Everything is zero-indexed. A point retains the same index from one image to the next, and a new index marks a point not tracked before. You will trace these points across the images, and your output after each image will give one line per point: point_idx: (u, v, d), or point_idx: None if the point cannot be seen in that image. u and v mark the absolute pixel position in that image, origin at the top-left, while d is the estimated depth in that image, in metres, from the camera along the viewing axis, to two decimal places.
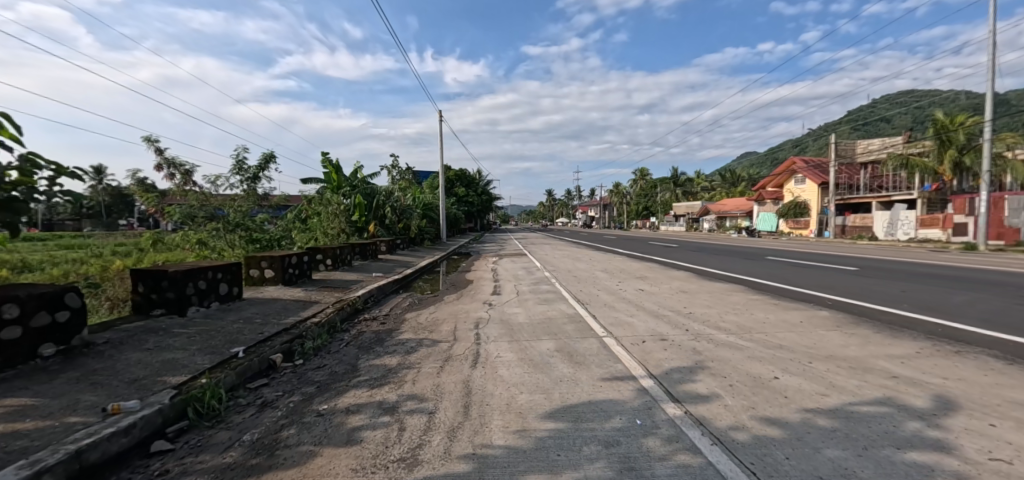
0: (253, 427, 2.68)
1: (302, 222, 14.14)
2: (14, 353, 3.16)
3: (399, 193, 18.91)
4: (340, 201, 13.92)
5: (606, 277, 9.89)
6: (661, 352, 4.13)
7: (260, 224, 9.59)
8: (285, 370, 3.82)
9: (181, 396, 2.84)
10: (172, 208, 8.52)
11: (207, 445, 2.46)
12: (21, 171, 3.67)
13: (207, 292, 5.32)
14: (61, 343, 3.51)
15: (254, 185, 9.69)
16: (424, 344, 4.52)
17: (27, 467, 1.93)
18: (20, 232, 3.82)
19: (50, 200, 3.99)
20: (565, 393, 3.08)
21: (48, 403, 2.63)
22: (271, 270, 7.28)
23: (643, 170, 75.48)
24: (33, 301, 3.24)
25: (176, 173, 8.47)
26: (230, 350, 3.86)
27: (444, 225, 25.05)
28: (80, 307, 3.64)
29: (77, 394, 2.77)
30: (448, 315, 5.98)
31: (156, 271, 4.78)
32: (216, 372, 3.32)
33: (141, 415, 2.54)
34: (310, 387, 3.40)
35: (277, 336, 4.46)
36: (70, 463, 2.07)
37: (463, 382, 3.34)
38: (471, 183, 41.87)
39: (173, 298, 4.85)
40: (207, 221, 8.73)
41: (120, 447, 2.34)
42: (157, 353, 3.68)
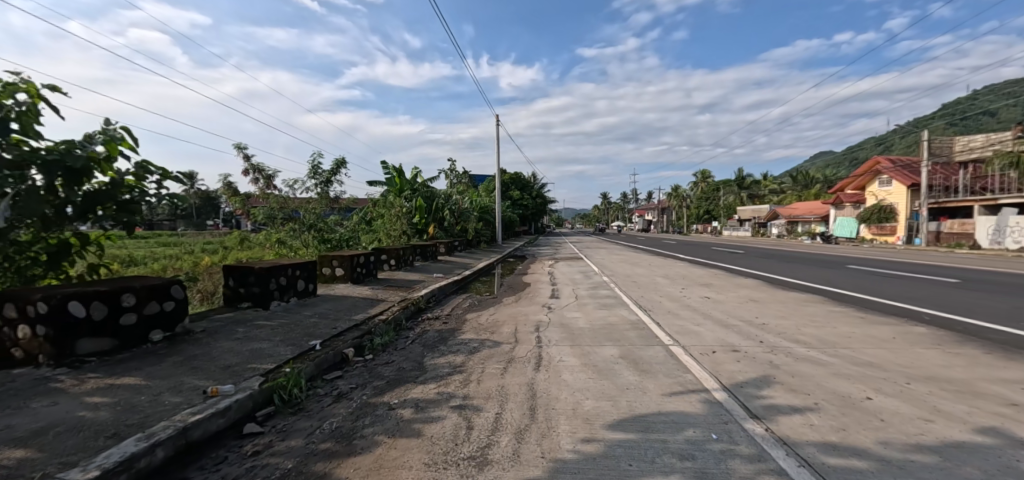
0: (331, 416, 2.84)
1: (367, 224, 14.88)
2: (129, 337, 3.57)
3: (457, 195, 19.29)
4: (402, 204, 14.49)
5: (667, 284, 9.54)
6: (733, 364, 3.91)
7: (330, 225, 10.23)
8: (357, 364, 4.01)
9: (268, 384, 3.06)
10: (255, 210, 9.16)
11: (292, 430, 2.64)
12: (134, 177, 4.16)
13: (287, 288, 5.72)
14: (167, 330, 3.91)
15: (326, 188, 10.33)
16: (486, 344, 4.59)
17: (144, 439, 2.17)
18: (133, 230, 4.33)
19: (156, 202, 4.48)
20: (633, 402, 2.99)
21: (158, 383, 2.94)
22: (341, 269, 7.71)
23: (704, 173, 72.24)
24: (143, 292, 3.64)
25: (260, 178, 9.17)
26: (308, 343, 4.13)
27: (499, 228, 25.35)
28: (183, 298, 4.04)
29: (182, 377, 3.07)
30: (507, 317, 6.02)
31: (244, 268, 5.22)
32: (297, 363, 3.56)
33: (235, 398, 2.77)
34: (380, 381, 3.54)
35: (349, 331, 4.71)
36: (178, 439, 2.30)
37: (527, 384, 3.35)
38: (526, 186, 42.01)
39: (258, 293, 5.28)
40: (285, 222, 9.41)
41: (218, 427, 2.56)
42: (245, 342, 4.00)
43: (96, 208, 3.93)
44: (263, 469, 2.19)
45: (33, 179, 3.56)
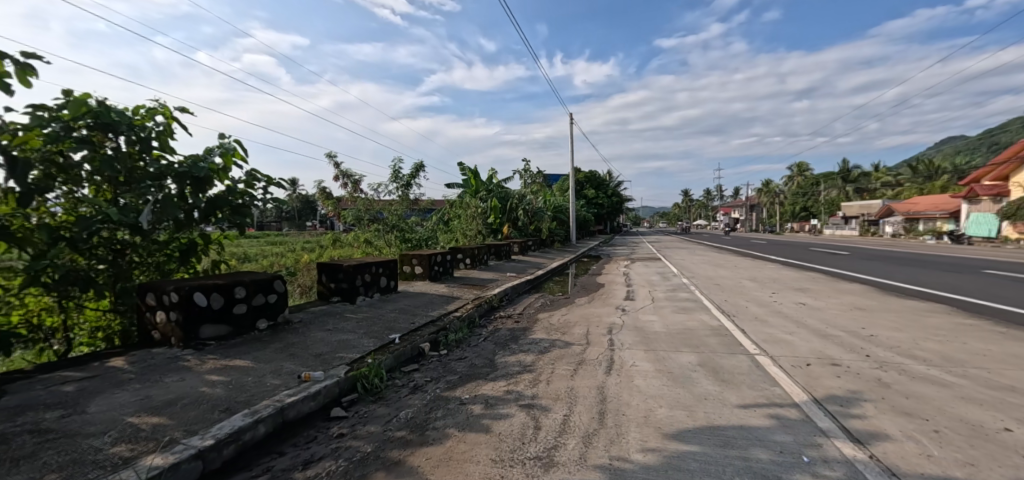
0: (407, 406, 3.00)
1: (445, 224, 15.52)
2: (240, 325, 4.06)
3: (531, 195, 19.40)
4: (477, 205, 14.93)
5: (755, 287, 8.83)
6: (832, 379, 3.51)
7: (410, 226, 10.82)
8: (432, 358, 4.20)
9: (353, 372, 3.32)
10: (345, 212, 9.97)
11: (372, 417, 2.83)
12: (246, 184, 4.72)
13: (371, 284, 6.15)
14: (271, 319, 4.38)
15: (407, 191, 10.94)
16: (557, 345, 4.57)
17: (249, 416, 2.46)
18: (245, 231, 4.91)
19: (264, 205, 5.05)
20: (711, 414, 2.80)
21: (262, 367, 3.30)
22: (420, 267, 8.12)
23: (801, 166, 65.74)
24: (251, 286, 4.12)
25: (349, 182, 9.96)
26: (389, 336, 4.40)
27: (573, 227, 25.18)
28: (284, 291, 4.50)
29: (281, 362, 3.42)
30: (579, 318, 5.95)
31: (335, 265, 5.70)
32: (379, 355, 3.81)
33: (324, 384, 3.03)
34: (453, 376, 3.68)
35: (426, 327, 4.94)
36: (276, 417, 2.57)
37: (597, 387, 3.28)
38: (601, 185, 41.22)
39: (346, 288, 5.74)
40: (371, 223, 10.12)
41: (309, 409, 2.82)
42: (335, 333, 4.37)
43: (215, 212, 4.53)
44: (345, 451, 2.37)
45: (169, 188, 4.19)
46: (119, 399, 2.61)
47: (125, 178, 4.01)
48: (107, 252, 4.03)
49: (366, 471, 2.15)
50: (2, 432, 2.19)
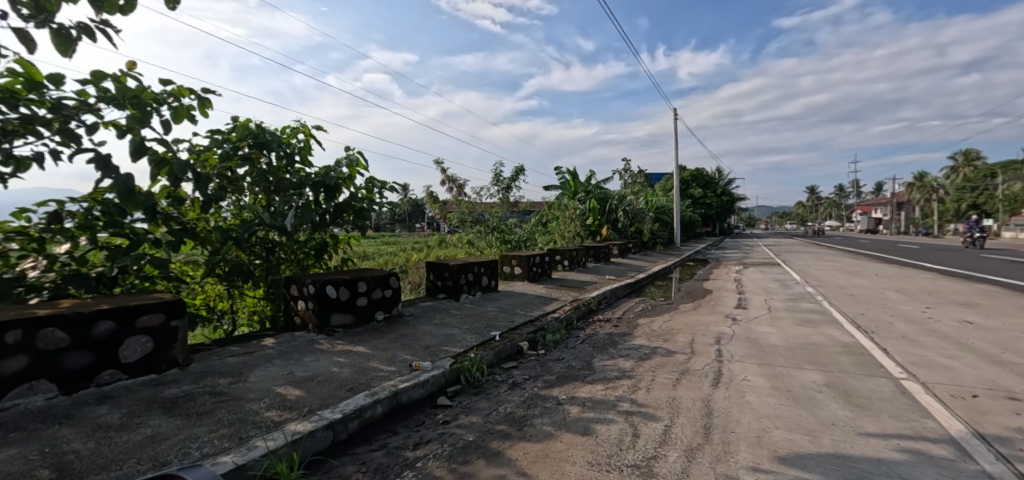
0: (506, 401, 3.12)
1: (543, 225, 15.70)
2: (362, 315, 4.55)
3: (631, 195, 18.76)
4: (576, 206, 14.86)
5: (903, 300, 7.54)
6: (1009, 416, 2.88)
7: (510, 227, 11.14)
8: (530, 357, 4.30)
9: (457, 364, 3.53)
10: (450, 215, 10.61)
11: (474, 408, 2.99)
12: (367, 190, 5.31)
13: (474, 283, 6.46)
14: (387, 311, 4.84)
15: (507, 194, 11.30)
16: (658, 352, 4.39)
17: (370, 397, 2.76)
18: (367, 231, 5.50)
19: (382, 209, 5.62)
20: (840, 442, 2.47)
21: (379, 354, 3.67)
22: (519, 268, 8.33)
23: (969, 155, 54.43)
24: (371, 281, 4.61)
25: (454, 187, 10.57)
26: (490, 333, 4.60)
27: (677, 229, 23.81)
28: (398, 287, 4.95)
29: (395, 351, 3.77)
30: (684, 326, 5.63)
31: (441, 264, 6.11)
32: (480, 350, 4.00)
33: (431, 373, 3.27)
34: (550, 376, 3.73)
35: (525, 326, 5.07)
36: (391, 400, 2.85)
37: (703, 400, 3.08)
38: (709, 183, 38.38)
39: (451, 286, 6.11)
40: (473, 225, 10.64)
41: (419, 395, 3.08)
42: (441, 327, 4.68)
43: (343, 215, 5.15)
44: (450, 437, 2.55)
45: (307, 195, 4.87)
46: (271, 372, 3.11)
47: (274, 188, 4.76)
48: (262, 250, 4.81)
49: (468, 457, 2.29)
50: (191, 391, 2.75)
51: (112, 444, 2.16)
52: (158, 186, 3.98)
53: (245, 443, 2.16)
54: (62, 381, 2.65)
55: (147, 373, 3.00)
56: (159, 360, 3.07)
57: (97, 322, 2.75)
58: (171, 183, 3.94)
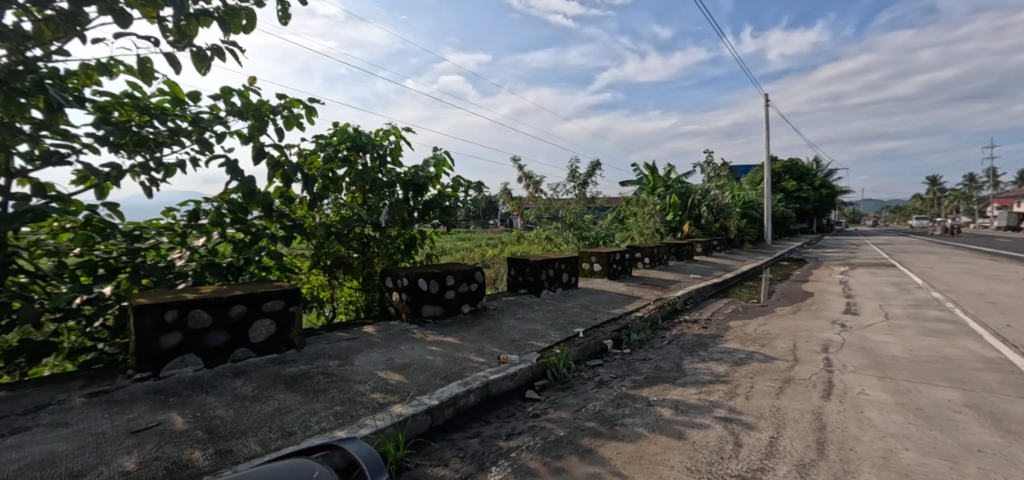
0: (594, 399, 3.10)
1: (620, 221, 15.29)
2: (450, 307, 4.75)
3: (716, 189, 17.63)
4: (655, 201, 14.29)
5: None
6: None
7: (587, 223, 10.99)
8: (616, 356, 4.22)
9: (543, 359, 3.56)
10: (527, 211, 10.71)
11: (562, 403, 3.01)
12: (453, 188, 5.53)
13: (555, 279, 6.47)
14: (472, 304, 5.01)
15: (584, 190, 11.17)
16: (755, 357, 4.09)
17: (463, 386, 2.88)
18: (452, 228, 5.73)
19: (465, 205, 5.82)
20: (990, 471, 2.14)
21: (468, 345, 3.82)
22: (599, 265, 8.21)
23: None
24: (458, 275, 4.79)
25: (531, 183, 10.66)
26: (573, 330, 4.58)
27: (768, 225, 22.01)
28: (482, 281, 5.10)
29: (483, 343, 3.89)
30: (783, 330, 5.20)
31: (523, 260, 6.21)
32: (565, 346, 4.00)
33: (520, 366, 3.34)
34: (638, 376, 3.63)
35: (608, 324, 4.98)
36: (482, 390, 2.94)
37: (812, 412, 2.83)
38: (805, 175, 34.97)
39: (532, 282, 6.18)
40: (550, 221, 10.65)
41: (508, 387, 3.15)
42: (525, 322, 4.75)
43: (430, 212, 5.43)
44: (541, 430, 2.58)
45: (398, 193, 5.18)
46: (373, 358, 3.35)
47: (369, 187, 5.12)
48: (359, 244, 5.20)
49: (561, 452, 2.31)
50: (307, 371, 3.05)
51: (247, 412, 2.47)
52: (273, 186, 4.46)
53: (357, 421, 2.36)
54: (206, 355, 3.08)
55: (270, 352, 3.38)
56: (279, 341, 3.43)
57: (232, 306, 3.16)
58: (284, 184, 4.40)
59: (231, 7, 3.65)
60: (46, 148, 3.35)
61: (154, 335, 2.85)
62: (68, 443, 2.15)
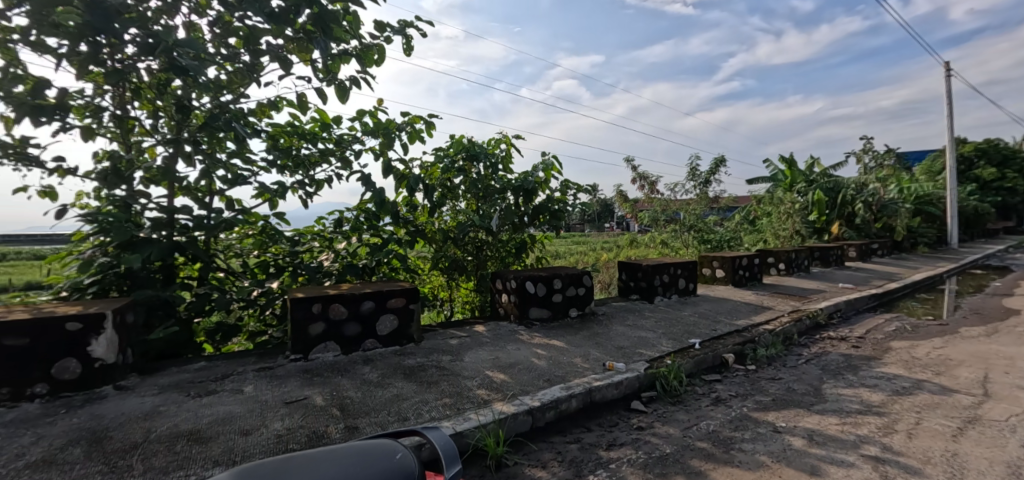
0: (708, 417, 2.84)
1: (750, 222, 13.77)
2: (558, 310, 4.77)
3: (876, 182, 14.88)
4: (794, 199, 12.59)
5: None
6: None
7: (710, 225, 10.12)
8: (738, 372, 3.82)
9: (652, 369, 3.37)
10: (642, 214, 10.24)
11: (671, 419, 2.81)
12: (561, 191, 5.56)
13: (670, 285, 6.08)
14: (580, 309, 4.96)
15: (705, 189, 10.33)
16: (925, 388, 3.36)
17: (565, 390, 2.87)
18: (560, 231, 5.76)
19: (574, 209, 5.80)
20: None
21: (574, 349, 3.79)
22: (722, 271, 7.52)
23: None
24: (566, 278, 4.79)
25: (645, 184, 10.19)
26: (688, 340, 4.26)
27: (952, 224, 17.87)
28: (591, 286, 5.02)
29: (588, 348, 3.83)
30: (969, 356, 4.18)
31: (634, 264, 5.99)
32: (678, 357, 3.74)
33: (626, 375, 3.21)
34: (765, 397, 3.23)
35: (731, 336, 4.53)
36: (584, 396, 2.90)
37: (1006, 464, 2.23)
38: (1011, 160, 27.63)
39: (645, 287, 5.91)
40: (667, 223, 10.03)
41: (613, 396, 3.06)
42: (634, 329, 4.55)
43: (539, 216, 5.53)
44: (645, 444, 2.45)
45: (509, 199, 5.38)
46: (482, 356, 3.53)
47: (482, 193, 5.40)
48: (473, 247, 5.51)
49: (665, 471, 2.16)
50: (424, 364, 3.33)
51: (372, 395, 2.79)
52: (400, 196, 4.97)
53: (462, 414, 2.51)
54: (343, 343, 3.55)
55: (395, 344, 3.76)
56: (402, 335, 3.80)
57: (364, 302, 3.59)
58: (408, 194, 4.87)
59: (365, 43, 4.19)
60: (234, 171, 4.21)
61: (305, 324, 3.38)
62: (243, 407, 2.67)
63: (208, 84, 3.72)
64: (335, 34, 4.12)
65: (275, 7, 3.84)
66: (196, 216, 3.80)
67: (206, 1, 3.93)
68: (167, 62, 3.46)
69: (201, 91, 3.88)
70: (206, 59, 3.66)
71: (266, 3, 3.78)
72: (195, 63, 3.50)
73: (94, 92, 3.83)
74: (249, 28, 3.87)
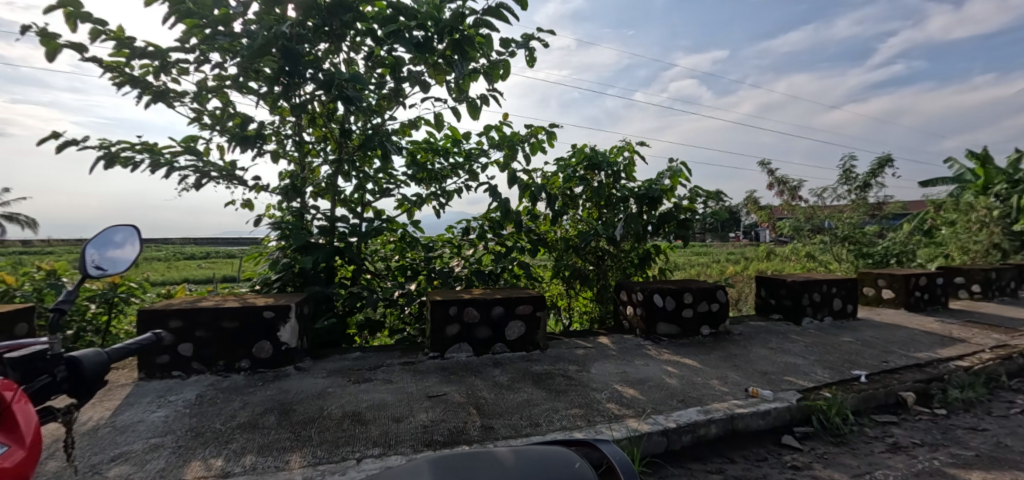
0: (885, 466, 2.40)
1: (926, 233, 11.42)
2: (688, 327, 4.47)
3: None
4: (991, 204, 10.12)
5: None
6: None
7: (870, 237, 8.61)
8: (922, 416, 3.17)
9: (807, 402, 2.96)
10: (781, 223, 8.96)
11: (835, 462, 2.44)
12: (689, 199, 5.23)
13: (822, 305, 5.31)
14: (713, 327, 4.58)
15: (864, 194, 8.84)
16: None
17: (703, 414, 2.67)
18: (687, 242, 5.42)
19: (702, 218, 5.42)
20: None
21: (710, 370, 3.52)
22: (890, 291, 6.35)
23: None
24: (697, 293, 4.48)
25: (785, 190, 9.07)
26: (851, 371, 3.66)
27: None
28: (726, 302, 4.61)
29: (726, 370, 3.53)
30: None
31: (777, 280, 5.36)
32: (839, 390, 3.23)
33: (774, 405, 2.87)
34: (965, 451, 2.63)
35: (909, 370, 3.78)
36: (726, 422, 2.66)
37: None
38: None
39: (790, 306, 5.25)
40: (813, 234, 8.61)
41: (759, 427, 2.75)
42: (779, 353, 4.07)
43: (664, 225, 5.26)
44: None
45: (631, 207, 5.22)
46: (608, 368, 3.46)
47: (604, 202, 5.31)
48: (594, 256, 5.45)
49: None
50: (551, 371, 3.38)
51: (504, 398, 2.91)
52: (522, 205, 5.13)
53: (593, 426, 2.48)
54: (475, 345, 3.76)
55: (521, 350, 3.88)
56: (528, 342, 3.90)
57: (494, 307, 3.77)
58: (531, 203, 5.01)
59: (492, 61, 4.45)
60: (382, 185, 4.77)
61: (443, 324, 3.67)
62: (393, 396, 2.98)
63: (365, 110, 4.28)
64: (468, 56, 4.44)
65: (419, 38, 4.27)
66: (353, 224, 4.38)
67: (361, 39, 4.53)
68: (335, 94, 4.06)
69: (359, 117, 4.48)
70: (364, 89, 4.23)
71: (411, 35, 4.24)
72: (355, 93, 4.06)
73: (280, 122, 4.65)
74: (396, 58, 4.37)
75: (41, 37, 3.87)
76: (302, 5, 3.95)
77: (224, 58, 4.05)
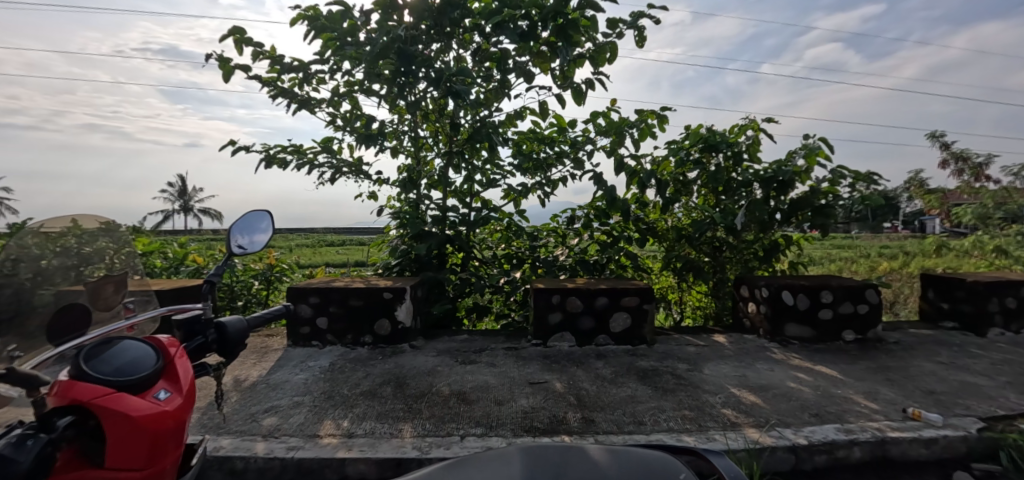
0: None
1: None
2: (826, 331, 3.87)
3: None
4: None
5: None
6: None
7: None
8: None
9: (992, 433, 2.35)
10: (960, 209, 7.24)
11: None
12: (830, 182, 4.50)
13: (1018, 313, 4.20)
14: (860, 332, 3.90)
15: None
16: None
17: (844, 433, 2.29)
18: (827, 232, 4.68)
19: (847, 204, 4.63)
20: None
21: (854, 383, 3.00)
22: None
23: None
24: (840, 291, 3.85)
25: (965, 169, 7.33)
26: None
27: None
28: (879, 303, 3.88)
29: (877, 385, 2.98)
30: None
31: (952, 280, 4.37)
32: None
33: (944, 432, 2.34)
34: None
35: None
36: (874, 446, 2.24)
37: None
38: None
39: (970, 312, 4.24)
40: (1007, 223, 6.84)
41: (921, 456, 2.27)
42: (954, 370, 3.31)
43: (797, 213, 4.61)
44: None
45: (756, 192, 4.66)
46: (725, 370, 3.15)
47: (723, 187, 4.82)
48: (710, 248, 4.99)
49: None
50: (658, 368, 3.19)
51: (606, 392, 2.81)
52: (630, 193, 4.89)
53: (706, 432, 2.27)
54: (579, 335, 3.70)
55: (627, 343, 3.71)
56: (635, 336, 3.72)
57: (598, 297, 3.68)
58: (639, 190, 4.75)
59: (599, 44, 4.27)
60: (489, 176, 4.91)
61: (546, 312, 3.68)
62: (496, 379, 3.07)
63: (473, 103, 4.43)
64: (573, 40, 4.32)
65: (524, 27, 4.26)
66: (462, 213, 4.60)
67: (469, 36, 4.66)
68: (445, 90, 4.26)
69: (467, 110, 4.66)
70: (472, 83, 4.37)
71: (516, 25, 4.24)
72: (463, 87, 4.21)
73: (398, 121, 5.04)
74: (501, 50, 4.43)
75: (218, 62, 4.69)
76: (417, 9, 4.19)
77: (352, 66, 4.49)
